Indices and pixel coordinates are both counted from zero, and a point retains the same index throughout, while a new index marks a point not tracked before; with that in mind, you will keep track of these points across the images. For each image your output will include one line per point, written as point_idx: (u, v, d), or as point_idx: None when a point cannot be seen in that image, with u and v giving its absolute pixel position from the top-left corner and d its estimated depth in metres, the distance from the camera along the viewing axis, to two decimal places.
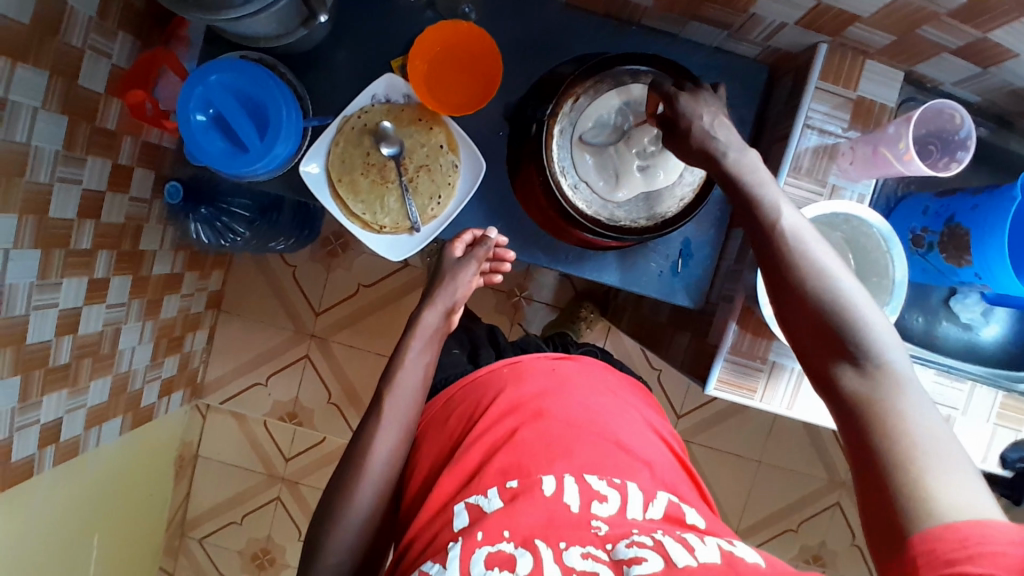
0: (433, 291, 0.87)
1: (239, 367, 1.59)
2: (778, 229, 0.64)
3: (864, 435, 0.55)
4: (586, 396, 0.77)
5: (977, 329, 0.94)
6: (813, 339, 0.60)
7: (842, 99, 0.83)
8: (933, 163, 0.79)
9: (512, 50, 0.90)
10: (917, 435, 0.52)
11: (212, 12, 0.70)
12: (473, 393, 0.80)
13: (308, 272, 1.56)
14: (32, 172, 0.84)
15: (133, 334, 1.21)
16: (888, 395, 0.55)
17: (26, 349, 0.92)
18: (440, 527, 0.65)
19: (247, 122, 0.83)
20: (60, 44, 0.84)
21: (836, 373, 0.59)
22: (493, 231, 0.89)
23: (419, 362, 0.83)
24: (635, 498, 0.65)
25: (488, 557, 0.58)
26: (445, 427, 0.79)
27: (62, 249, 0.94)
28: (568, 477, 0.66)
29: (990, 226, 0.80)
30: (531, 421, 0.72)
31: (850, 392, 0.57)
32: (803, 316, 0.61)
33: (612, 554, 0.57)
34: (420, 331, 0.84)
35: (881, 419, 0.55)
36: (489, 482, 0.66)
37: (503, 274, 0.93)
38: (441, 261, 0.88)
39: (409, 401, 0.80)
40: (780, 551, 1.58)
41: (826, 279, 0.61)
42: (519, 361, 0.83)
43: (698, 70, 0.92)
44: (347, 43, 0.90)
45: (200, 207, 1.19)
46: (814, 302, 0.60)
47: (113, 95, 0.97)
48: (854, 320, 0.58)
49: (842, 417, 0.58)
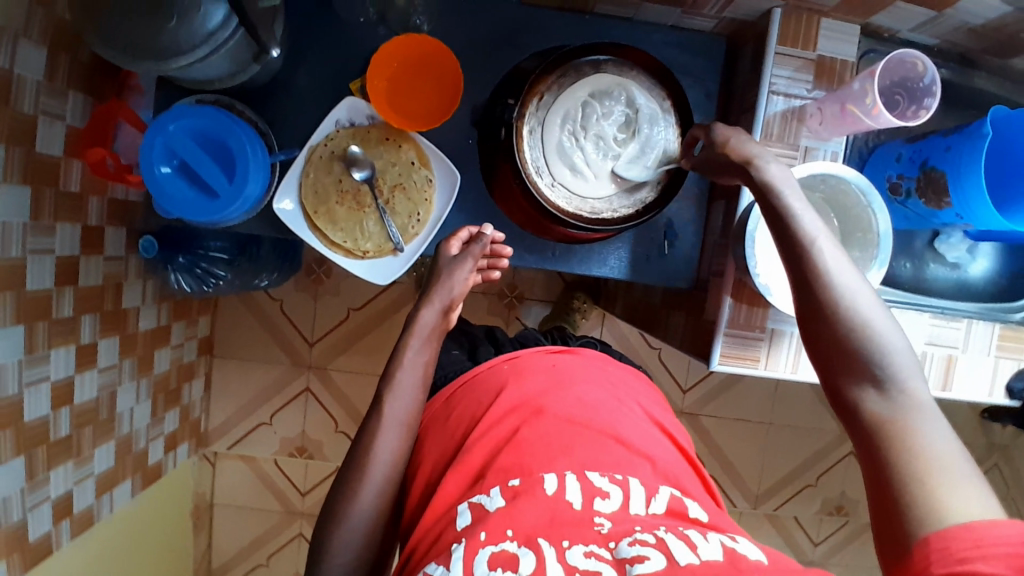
0: (430, 291, 0.84)
1: (242, 410, 1.57)
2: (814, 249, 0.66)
3: (879, 448, 0.57)
4: (586, 392, 0.76)
5: (965, 266, 0.95)
6: (837, 357, 0.62)
7: (805, 60, 0.83)
8: (900, 113, 0.79)
9: (470, 55, 0.90)
10: (932, 450, 0.55)
11: (155, 62, 0.70)
12: (473, 392, 0.78)
13: (296, 303, 1.54)
14: (4, 248, 0.83)
15: (130, 394, 1.20)
16: (908, 416, 0.58)
17: (24, 428, 0.91)
18: (444, 527, 0.65)
19: (214, 166, 0.81)
20: (12, 112, 0.82)
21: (856, 395, 0.61)
22: (489, 227, 0.88)
23: (417, 362, 0.80)
24: (637, 493, 0.65)
25: (492, 557, 0.57)
26: (447, 426, 0.77)
27: (44, 322, 0.93)
28: (569, 474, 0.65)
29: (965, 165, 0.81)
30: (532, 419, 0.72)
31: (868, 415, 0.59)
32: (829, 332, 0.63)
33: (614, 552, 0.56)
34: (418, 330, 0.82)
35: (899, 436, 0.57)
36: (492, 481, 0.66)
37: (502, 271, 0.91)
38: (437, 258, 0.86)
39: (409, 398, 0.78)
40: (803, 507, 1.59)
41: (852, 307, 0.63)
42: (518, 357, 0.82)
43: (658, 49, 0.91)
44: (304, 70, 0.89)
45: (178, 256, 1.18)
46: (841, 320, 0.63)
47: (72, 156, 0.95)
48: (876, 345, 0.61)
49: (858, 434, 0.60)
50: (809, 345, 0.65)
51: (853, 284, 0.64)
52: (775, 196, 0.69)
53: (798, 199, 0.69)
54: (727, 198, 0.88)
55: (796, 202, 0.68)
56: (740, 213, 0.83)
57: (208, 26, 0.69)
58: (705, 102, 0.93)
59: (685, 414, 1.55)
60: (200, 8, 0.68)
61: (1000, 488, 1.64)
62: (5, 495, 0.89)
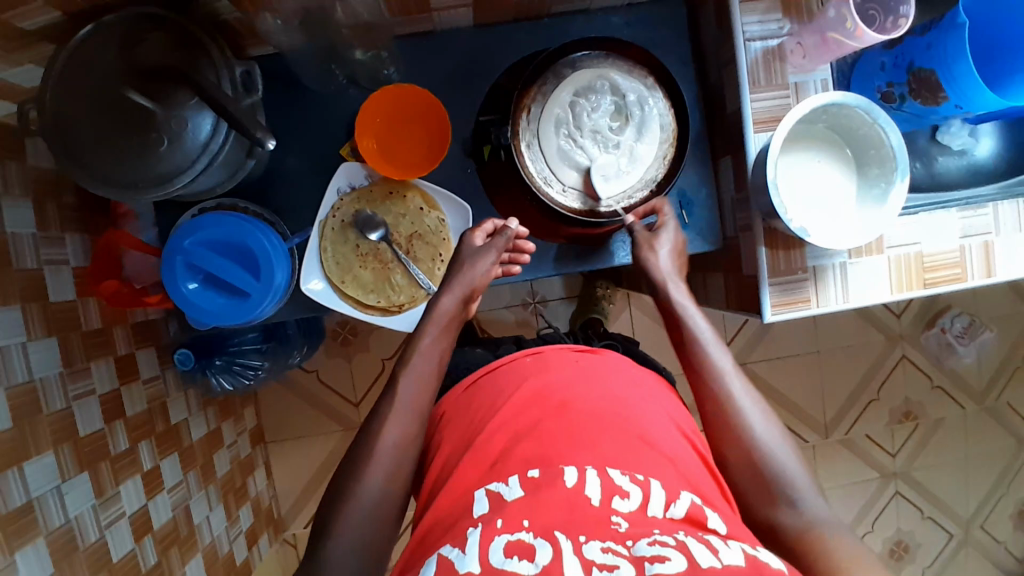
0: (448, 278, 0.80)
1: (310, 486, 1.57)
2: (751, 436, 0.69)
3: (808, 565, 0.59)
4: (612, 384, 0.71)
5: (973, 150, 0.95)
6: (759, 490, 0.66)
7: (769, 1, 0.83)
8: (880, 27, 0.79)
9: (446, 89, 0.90)
10: (853, 563, 0.57)
11: (161, 188, 0.70)
12: (497, 382, 0.74)
13: (332, 370, 1.55)
14: (47, 402, 0.84)
15: (202, 503, 1.20)
16: (818, 529, 0.62)
17: (116, 568, 0.91)
18: (460, 513, 0.60)
19: (236, 268, 0.81)
20: (18, 271, 0.82)
21: (774, 517, 0.65)
22: (514, 221, 0.84)
23: (435, 350, 0.77)
24: (658, 495, 0.58)
25: (508, 545, 0.52)
26: (467, 413, 0.72)
27: (106, 461, 0.93)
28: (590, 468, 0.59)
29: (952, 57, 0.81)
30: (556, 412, 0.66)
31: (786, 530, 0.63)
32: (752, 481, 0.67)
33: (632, 550, 0.51)
34: (435, 318, 0.78)
35: (821, 554, 0.59)
36: (511, 469, 0.62)
37: (519, 268, 0.88)
38: (460, 248, 0.83)
39: (425, 388, 0.74)
40: (872, 423, 1.60)
41: (754, 432, 0.69)
42: (543, 351, 0.77)
43: (622, 30, 0.92)
44: (291, 151, 0.89)
45: (214, 360, 1.18)
46: (773, 485, 0.65)
47: (85, 294, 0.94)
48: (782, 465, 0.66)
49: (785, 552, 0.62)
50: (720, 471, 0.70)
51: (749, 405, 0.71)
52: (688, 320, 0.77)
53: (728, 365, 0.74)
54: (733, 153, 0.88)
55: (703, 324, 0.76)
56: (750, 166, 0.84)
57: (200, 137, 0.70)
58: (682, 69, 0.93)
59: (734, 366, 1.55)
60: (188, 123, 0.70)
61: None
62: None
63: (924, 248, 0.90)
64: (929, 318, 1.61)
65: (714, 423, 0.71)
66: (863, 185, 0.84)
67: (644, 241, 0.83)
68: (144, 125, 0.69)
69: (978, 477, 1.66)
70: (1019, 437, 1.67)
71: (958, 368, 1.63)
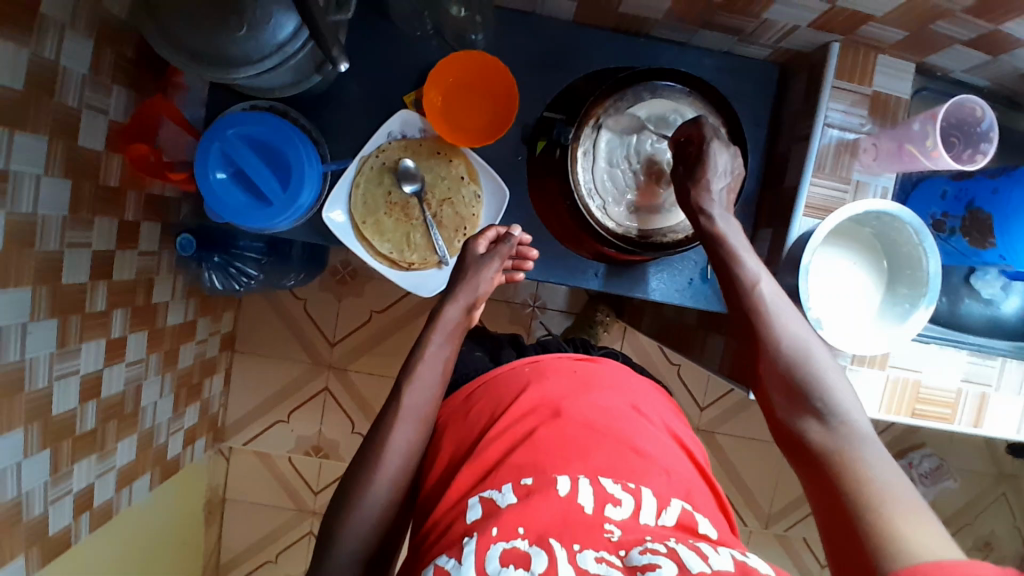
0: (455, 286, 0.79)
1: (261, 406, 1.57)
2: (783, 348, 0.69)
3: (827, 477, 0.61)
4: (604, 398, 0.70)
5: (999, 303, 0.94)
6: (790, 398, 0.67)
7: (859, 95, 0.84)
8: (957, 156, 0.81)
9: (524, 72, 0.90)
10: (877, 476, 0.58)
11: (219, 70, 0.70)
12: (493, 390, 0.73)
13: (319, 304, 1.54)
14: (42, 240, 0.83)
15: (154, 388, 1.19)
16: (848, 444, 0.62)
17: (51, 421, 0.91)
18: (453, 520, 0.59)
19: (266, 173, 0.81)
20: (57, 105, 0.81)
21: (804, 427, 0.66)
22: (518, 227, 0.85)
23: (440, 356, 0.75)
24: (649, 503, 0.58)
25: (502, 553, 0.51)
26: (467, 419, 0.72)
27: (78, 314, 0.93)
28: (583, 478, 0.59)
29: (1012, 208, 0.81)
30: (550, 420, 0.65)
31: (812, 440, 0.65)
32: (784, 389, 0.68)
33: (625, 560, 0.51)
34: (441, 325, 0.77)
35: (847, 467, 0.60)
36: (504, 476, 0.60)
37: (525, 274, 0.88)
38: (463, 257, 0.82)
39: (428, 386, 0.73)
40: (812, 530, 1.60)
41: (785, 343, 0.69)
42: (540, 360, 0.76)
43: (709, 75, 0.91)
44: (357, 79, 0.89)
45: (213, 255, 1.18)
46: (807, 394, 0.66)
47: (114, 150, 0.94)
48: (821, 380, 0.66)
49: (808, 461, 0.64)
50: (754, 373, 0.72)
51: (784, 313, 0.71)
52: (736, 263, 0.74)
53: (770, 286, 0.73)
54: (775, 228, 0.88)
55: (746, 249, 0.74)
56: (788, 246, 0.84)
57: (278, 37, 0.69)
58: (753, 131, 0.93)
59: (701, 430, 1.55)
60: (272, 18, 0.69)
61: (1007, 519, 1.66)
62: (30, 489, 0.89)
63: (923, 378, 0.90)
64: (900, 449, 1.61)
65: (746, 330, 0.72)
66: (888, 301, 0.84)
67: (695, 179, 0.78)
68: (229, 6, 0.68)
69: None
70: None
71: None
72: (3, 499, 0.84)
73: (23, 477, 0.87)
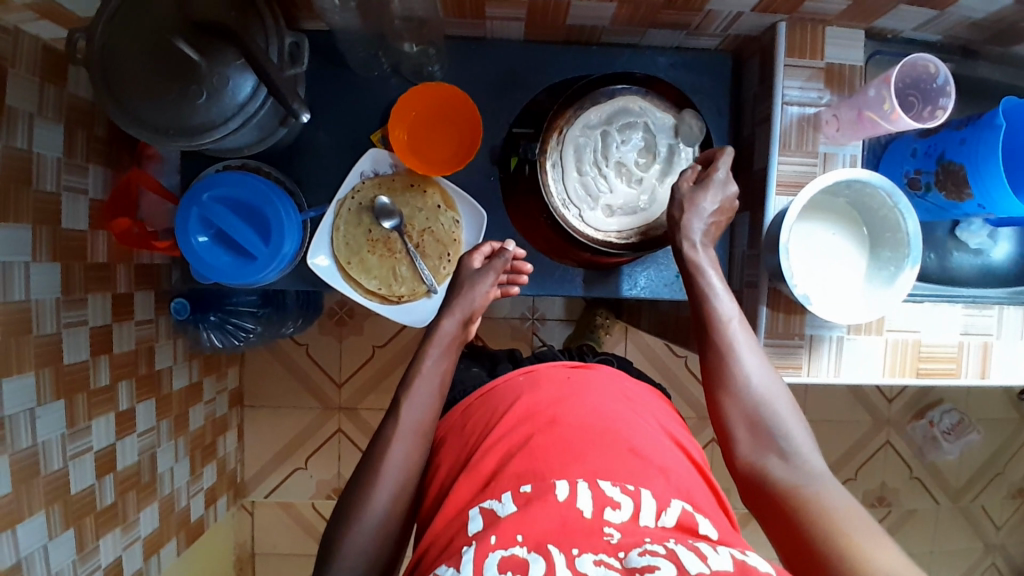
0: (450, 300, 0.81)
1: (278, 456, 1.57)
2: (751, 387, 0.71)
3: (794, 514, 0.61)
4: (602, 400, 0.70)
5: (988, 251, 0.94)
6: (755, 439, 0.69)
7: (814, 70, 0.85)
8: (918, 114, 0.81)
9: (485, 94, 0.91)
10: (842, 511, 0.60)
11: (168, 136, 0.71)
12: (489, 402, 0.74)
13: (321, 347, 1.55)
14: (38, 325, 0.84)
15: (169, 453, 1.20)
16: (808, 482, 0.64)
17: (72, 501, 0.91)
18: (455, 530, 0.59)
19: (247, 230, 0.82)
20: (35, 191, 0.83)
21: (766, 465, 0.67)
22: (511, 243, 0.86)
23: (437, 370, 0.76)
24: (648, 505, 0.58)
25: (502, 561, 0.52)
26: (463, 433, 0.73)
27: (84, 392, 0.93)
28: (581, 482, 0.59)
29: (983, 157, 0.81)
30: (546, 428, 0.66)
31: (774, 480, 0.66)
32: (748, 431, 0.70)
33: (625, 562, 0.51)
34: (437, 340, 0.78)
35: (811, 503, 0.61)
36: (503, 485, 0.61)
37: (520, 288, 0.89)
38: (458, 272, 0.84)
39: (424, 408, 0.73)
40: None
41: (752, 383, 0.71)
42: (535, 369, 0.77)
43: (665, 71, 0.93)
44: (324, 125, 0.91)
45: (209, 315, 1.20)
46: (770, 437, 0.68)
47: (97, 227, 0.95)
48: (781, 419, 0.69)
49: (771, 500, 0.65)
50: (713, 415, 0.73)
51: (751, 354, 0.73)
52: (711, 293, 0.77)
53: (739, 326, 0.75)
54: (752, 211, 0.89)
55: (717, 281, 0.77)
56: (766, 226, 0.85)
57: (238, 98, 0.71)
58: (716, 120, 0.94)
59: None
60: (229, 81, 0.70)
61: None
62: (57, 570, 0.89)
63: (922, 337, 0.90)
64: (919, 409, 1.60)
65: (712, 370, 0.74)
66: (874, 264, 0.85)
67: (688, 198, 0.80)
68: (186, 76, 0.70)
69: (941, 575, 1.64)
70: (985, 541, 1.66)
71: (939, 463, 1.62)
72: None
73: (51, 559, 0.88)
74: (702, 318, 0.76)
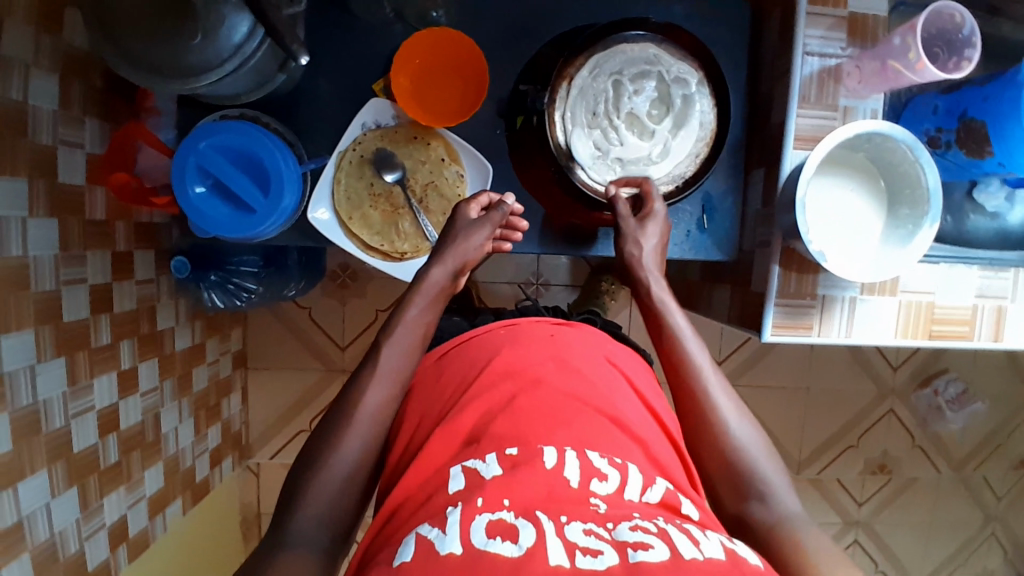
0: (442, 249, 0.78)
1: (282, 418, 1.57)
2: (729, 434, 0.70)
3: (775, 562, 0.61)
4: (584, 362, 0.70)
5: (1005, 214, 0.90)
6: (734, 486, 0.68)
7: (836, 19, 0.81)
8: (942, 66, 0.78)
9: (493, 45, 0.88)
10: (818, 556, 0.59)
11: (151, 76, 0.69)
12: (466, 354, 0.72)
13: (325, 311, 1.54)
14: (37, 282, 0.83)
15: (173, 413, 1.19)
16: (786, 524, 0.64)
17: (74, 459, 0.91)
18: (435, 490, 0.58)
19: (247, 182, 0.80)
20: (32, 145, 0.81)
21: (749, 511, 0.66)
22: (509, 196, 0.83)
23: (420, 321, 0.75)
24: (635, 480, 0.58)
25: (489, 526, 0.49)
26: (437, 386, 0.71)
27: (85, 351, 0.92)
28: (569, 449, 0.58)
29: (1005, 114, 0.78)
30: (530, 389, 0.65)
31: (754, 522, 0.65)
32: (726, 476, 0.69)
33: (614, 533, 0.49)
34: (425, 288, 0.77)
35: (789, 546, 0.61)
36: (488, 448, 0.59)
37: (513, 245, 0.86)
38: (454, 220, 0.81)
39: (402, 358, 0.73)
40: (845, 469, 1.59)
41: (729, 428, 0.71)
42: (517, 323, 0.76)
43: (680, 21, 0.89)
44: (324, 75, 0.88)
45: (209, 274, 1.18)
46: (747, 480, 0.67)
47: (95, 183, 0.93)
48: (757, 464, 0.68)
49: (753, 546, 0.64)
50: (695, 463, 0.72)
51: (728, 402, 0.73)
52: (680, 338, 0.77)
53: (714, 375, 0.74)
54: (767, 166, 0.86)
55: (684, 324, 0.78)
56: (783, 181, 0.82)
57: (234, 38, 0.68)
58: (733, 73, 0.91)
59: None
60: (224, 22, 0.67)
61: None
62: (61, 529, 0.90)
63: (937, 298, 0.88)
64: (925, 377, 1.58)
65: (688, 421, 0.73)
66: (888, 222, 0.83)
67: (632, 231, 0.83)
68: (180, 15, 0.67)
69: (936, 544, 1.66)
70: (985, 513, 1.66)
71: (943, 434, 1.61)
72: (36, 541, 0.85)
73: (54, 517, 0.88)
74: (673, 361, 0.76)
